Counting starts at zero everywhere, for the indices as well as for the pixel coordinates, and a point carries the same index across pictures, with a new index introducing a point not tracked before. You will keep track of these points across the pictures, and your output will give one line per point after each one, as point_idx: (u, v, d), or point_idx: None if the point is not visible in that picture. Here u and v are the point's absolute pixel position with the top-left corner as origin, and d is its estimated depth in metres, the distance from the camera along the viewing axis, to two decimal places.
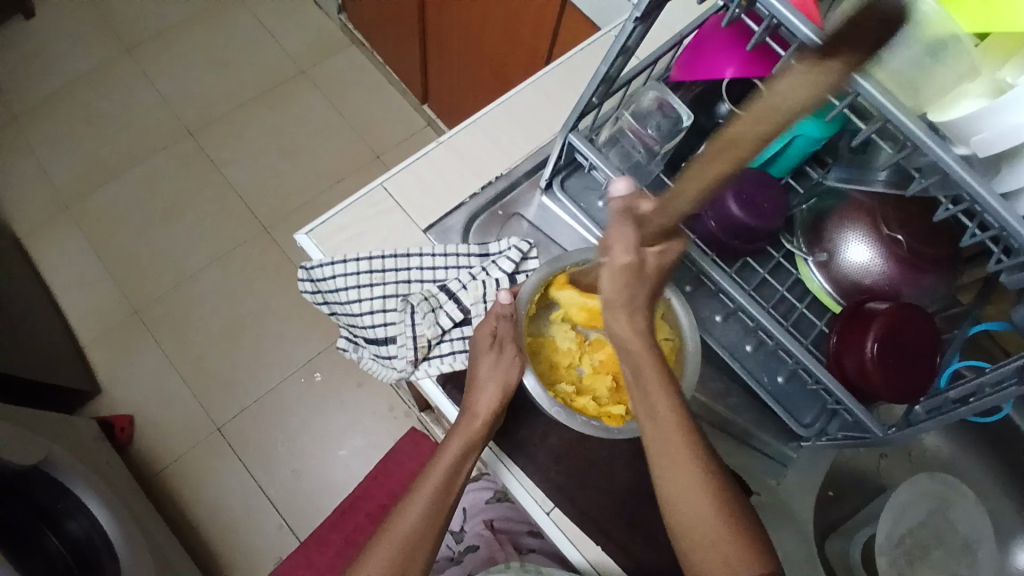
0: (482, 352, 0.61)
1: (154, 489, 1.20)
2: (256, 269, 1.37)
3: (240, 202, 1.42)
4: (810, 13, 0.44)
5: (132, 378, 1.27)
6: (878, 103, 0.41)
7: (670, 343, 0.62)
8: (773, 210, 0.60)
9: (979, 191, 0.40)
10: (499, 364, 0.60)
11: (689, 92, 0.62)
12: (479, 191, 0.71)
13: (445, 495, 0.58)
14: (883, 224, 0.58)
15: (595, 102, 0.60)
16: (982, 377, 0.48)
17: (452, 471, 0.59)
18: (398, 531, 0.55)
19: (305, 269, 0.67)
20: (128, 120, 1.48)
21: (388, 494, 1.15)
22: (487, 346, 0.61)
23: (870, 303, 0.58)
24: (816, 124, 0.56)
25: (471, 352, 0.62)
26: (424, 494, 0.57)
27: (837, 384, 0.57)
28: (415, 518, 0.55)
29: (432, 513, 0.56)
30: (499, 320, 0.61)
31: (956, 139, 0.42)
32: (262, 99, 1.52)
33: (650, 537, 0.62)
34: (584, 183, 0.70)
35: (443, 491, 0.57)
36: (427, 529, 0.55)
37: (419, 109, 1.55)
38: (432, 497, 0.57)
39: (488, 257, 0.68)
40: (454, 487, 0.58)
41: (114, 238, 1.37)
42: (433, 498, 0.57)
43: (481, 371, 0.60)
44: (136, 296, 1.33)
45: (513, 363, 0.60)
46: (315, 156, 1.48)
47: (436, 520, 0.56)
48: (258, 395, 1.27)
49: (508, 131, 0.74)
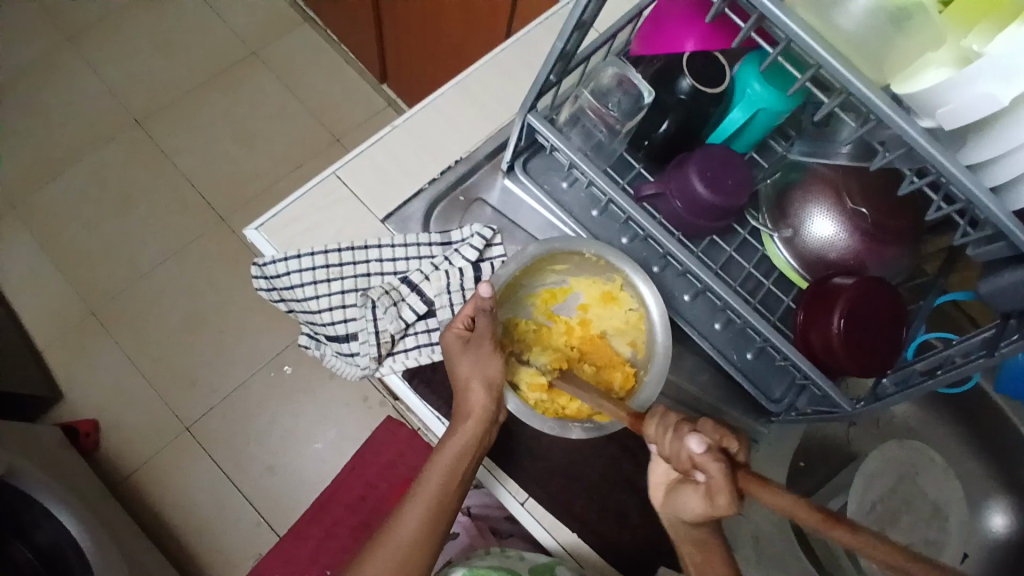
0: (456, 352, 0.58)
1: (123, 493, 1.16)
2: (216, 262, 1.32)
3: (196, 193, 1.37)
4: None
5: (92, 382, 1.22)
6: (842, 76, 0.40)
7: (636, 313, 0.62)
8: (737, 187, 0.58)
9: (943, 163, 0.39)
10: (480, 363, 0.58)
11: (649, 68, 0.60)
12: (439, 176, 0.68)
13: (444, 502, 0.56)
14: (847, 197, 0.58)
15: (553, 81, 0.58)
16: (953, 347, 0.49)
17: (448, 477, 0.57)
18: (394, 542, 0.54)
19: (257, 266, 0.64)
20: (73, 111, 1.40)
21: (365, 484, 1.14)
22: (459, 347, 0.58)
23: (837, 278, 0.57)
24: (778, 98, 0.55)
25: (443, 357, 0.59)
26: (419, 510, 0.55)
27: (803, 359, 0.57)
28: (412, 528, 0.54)
29: (430, 521, 0.55)
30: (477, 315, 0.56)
31: (923, 112, 0.41)
32: (213, 84, 1.45)
33: (624, 521, 0.62)
34: (546, 164, 0.68)
35: (441, 503, 0.56)
36: (426, 541, 0.54)
37: (378, 90, 1.50)
38: (429, 505, 0.56)
39: (451, 246, 0.66)
40: (451, 493, 0.57)
41: (65, 236, 1.31)
42: (431, 508, 0.56)
43: (463, 369, 0.57)
44: (91, 294, 1.28)
45: (491, 361, 0.58)
46: (272, 142, 1.42)
47: (437, 528, 0.55)
48: (226, 392, 1.24)
49: (467, 113, 0.71)
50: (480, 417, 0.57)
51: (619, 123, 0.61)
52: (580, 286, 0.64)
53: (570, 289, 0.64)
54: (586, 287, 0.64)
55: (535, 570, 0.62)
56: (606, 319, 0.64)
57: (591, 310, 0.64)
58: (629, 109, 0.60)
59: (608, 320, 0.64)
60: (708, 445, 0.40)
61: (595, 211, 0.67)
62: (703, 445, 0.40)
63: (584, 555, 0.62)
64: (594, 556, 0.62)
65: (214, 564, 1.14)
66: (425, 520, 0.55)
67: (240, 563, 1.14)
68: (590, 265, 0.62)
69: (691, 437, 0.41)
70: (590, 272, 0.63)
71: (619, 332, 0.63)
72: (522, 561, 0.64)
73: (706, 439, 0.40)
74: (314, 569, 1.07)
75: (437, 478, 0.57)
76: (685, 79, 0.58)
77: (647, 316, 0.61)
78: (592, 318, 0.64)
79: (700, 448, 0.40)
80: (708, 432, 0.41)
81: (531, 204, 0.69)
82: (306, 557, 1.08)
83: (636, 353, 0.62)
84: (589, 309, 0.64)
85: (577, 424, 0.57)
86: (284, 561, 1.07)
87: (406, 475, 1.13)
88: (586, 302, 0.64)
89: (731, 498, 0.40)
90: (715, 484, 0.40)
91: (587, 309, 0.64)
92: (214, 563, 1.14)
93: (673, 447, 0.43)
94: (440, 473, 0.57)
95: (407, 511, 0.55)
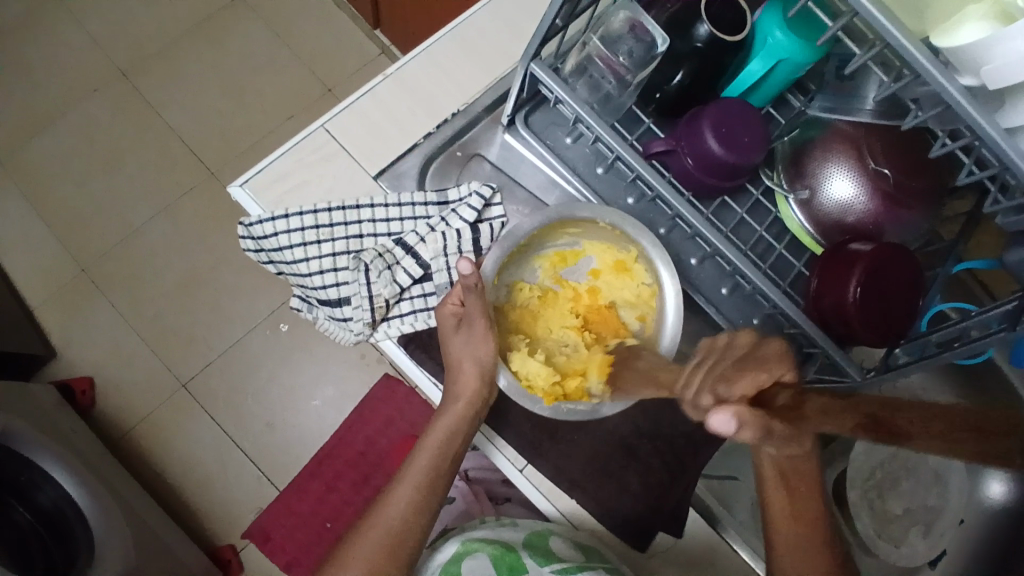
0: (449, 333, 0.57)
1: (123, 450, 1.17)
2: (206, 218, 1.28)
3: (184, 147, 1.32)
4: None
5: (87, 340, 1.20)
6: (879, 23, 0.36)
7: (650, 289, 0.60)
8: (752, 145, 0.55)
9: (982, 127, 0.36)
10: (473, 342, 0.55)
11: (663, 12, 0.55)
12: (434, 130, 0.65)
13: (432, 485, 0.57)
14: (868, 156, 0.54)
15: (560, 25, 0.53)
16: (969, 320, 0.47)
17: (439, 456, 0.57)
18: (384, 519, 0.55)
19: (244, 226, 0.60)
20: (52, 59, 1.33)
21: (365, 441, 1.20)
22: (452, 327, 0.56)
23: (853, 244, 0.54)
24: (800, 48, 0.50)
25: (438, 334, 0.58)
26: (410, 484, 0.56)
27: (814, 327, 0.55)
28: (402, 506, 0.55)
29: (419, 499, 0.56)
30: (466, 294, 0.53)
31: (964, 69, 0.38)
32: (198, 30, 1.37)
33: (625, 487, 0.61)
34: (549, 119, 0.64)
35: (431, 481, 0.56)
36: (417, 519, 0.55)
37: (371, 36, 1.43)
38: (419, 486, 0.56)
39: (447, 206, 0.63)
40: (443, 471, 0.57)
41: (52, 191, 1.27)
42: (421, 486, 0.56)
43: (454, 352, 0.56)
44: (81, 252, 1.25)
45: (482, 345, 0.55)
46: (262, 92, 1.36)
47: (426, 506, 0.56)
48: (222, 350, 1.23)
49: (465, 62, 0.66)
50: (470, 399, 0.56)
51: (629, 73, 0.56)
52: (592, 250, 0.61)
53: (582, 253, 0.62)
54: (599, 252, 0.61)
55: (529, 543, 0.61)
56: (616, 289, 0.61)
57: (602, 278, 0.62)
58: (641, 58, 0.55)
59: (618, 290, 0.61)
60: (737, 417, 0.34)
61: (600, 169, 0.63)
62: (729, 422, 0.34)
63: (583, 520, 0.62)
64: (594, 521, 0.62)
65: (216, 517, 1.16)
66: (417, 498, 0.56)
67: (242, 516, 1.16)
68: (604, 232, 0.60)
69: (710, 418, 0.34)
70: (606, 237, 0.60)
71: (629, 304, 0.61)
72: (515, 530, 0.64)
73: (733, 412, 0.34)
74: (316, 522, 1.17)
75: (428, 458, 0.57)
76: (703, 26, 0.53)
77: (659, 292, 0.58)
78: (601, 287, 0.62)
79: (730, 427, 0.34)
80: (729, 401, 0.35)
81: (532, 161, 0.65)
82: (307, 509, 1.17)
83: (643, 327, 0.60)
84: (600, 276, 0.62)
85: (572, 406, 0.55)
86: (286, 513, 1.16)
87: (406, 431, 1.21)
88: (598, 268, 0.62)
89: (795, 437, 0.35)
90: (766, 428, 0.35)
91: (598, 276, 0.62)
92: (216, 517, 1.16)
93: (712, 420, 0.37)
94: (430, 454, 0.57)
95: (398, 492, 0.56)
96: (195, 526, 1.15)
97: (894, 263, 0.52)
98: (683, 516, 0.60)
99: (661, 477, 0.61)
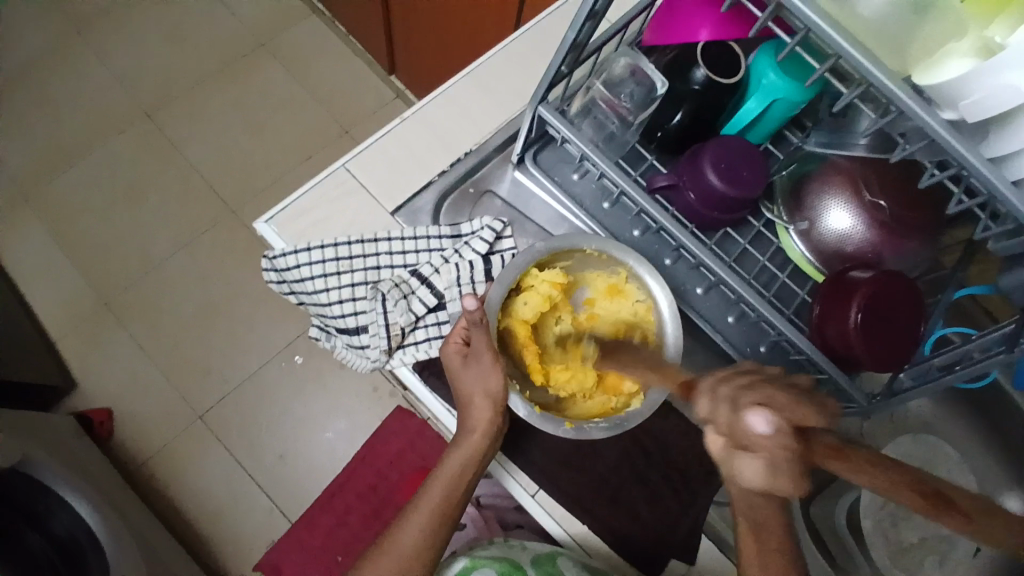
0: (455, 368, 0.60)
1: (139, 482, 1.18)
2: (225, 253, 1.33)
3: (205, 184, 1.37)
4: (732, 34, 0.52)
5: (108, 372, 1.23)
6: (863, 68, 0.38)
7: (644, 305, 0.62)
8: (752, 178, 0.57)
9: (967, 157, 0.38)
10: (481, 373, 0.58)
11: (662, 58, 0.59)
12: (448, 168, 0.68)
13: (445, 511, 0.60)
14: (864, 189, 0.56)
15: (565, 70, 0.56)
16: (971, 342, 0.48)
17: (453, 487, 0.60)
18: (397, 547, 0.58)
19: (267, 259, 0.64)
20: (84, 102, 1.40)
21: (377, 474, 1.21)
22: (459, 362, 0.60)
23: (853, 272, 0.56)
24: (794, 89, 0.54)
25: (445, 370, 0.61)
26: (424, 512, 0.60)
27: (818, 353, 0.56)
28: (414, 534, 0.58)
29: (432, 527, 0.59)
30: (471, 326, 0.57)
31: (943, 103, 0.40)
32: (221, 75, 1.45)
33: (634, 512, 0.62)
34: (558, 156, 0.68)
35: (444, 509, 0.60)
36: (427, 547, 0.58)
37: (387, 80, 1.49)
38: (432, 514, 0.60)
39: (460, 239, 0.65)
40: (455, 501, 0.61)
41: (78, 227, 1.32)
42: (434, 514, 0.59)
43: (465, 386, 0.59)
44: (104, 286, 1.29)
45: (491, 375, 0.58)
46: (281, 133, 1.42)
47: (438, 535, 0.59)
48: (237, 382, 1.25)
49: (478, 102, 0.70)
50: (486, 429, 0.59)
51: (631, 113, 0.60)
52: (586, 280, 0.64)
53: (576, 284, 0.64)
54: (592, 280, 0.64)
55: (537, 561, 0.64)
56: (613, 313, 0.63)
57: (598, 305, 0.64)
58: (642, 100, 0.59)
59: (615, 313, 0.63)
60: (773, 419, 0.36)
61: (606, 204, 0.66)
62: (768, 423, 0.36)
63: (593, 546, 0.62)
64: (604, 547, 0.62)
65: (227, 550, 1.16)
66: (429, 526, 0.59)
67: (253, 549, 1.16)
68: (594, 260, 0.62)
69: (751, 416, 0.36)
70: (594, 267, 0.63)
71: (628, 324, 0.63)
72: (523, 550, 0.67)
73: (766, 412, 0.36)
74: (326, 556, 1.16)
75: (441, 489, 0.60)
76: (699, 70, 0.57)
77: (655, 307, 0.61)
78: (599, 313, 0.64)
79: (766, 426, 0.36)
80: (779, 407, 0.36)
81: (541, 196, 0.68)
82: (317, 543, 1.16)
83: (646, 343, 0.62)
84: (595, 304, 0.64)
85: (594, 424, 0.57)
86: (298, 547, 1.16)
87: (418, 464, 1.21)
88: (593, 297, 0.64)
89: (800, 476, 0.37)
90: (780, 466, 0.36)
91: (594, 304, 0.64)
92: (227, 550, 1.16)
93: (729, 420, 0.37)
94: (444, 484, 0.60)
95: (411, 520, 0.59)
96: (205, 560, 1.15)
97: (894, 289, 0.54)
98: (694, 542, 0.61)
99: (671, 503, 0.62)
